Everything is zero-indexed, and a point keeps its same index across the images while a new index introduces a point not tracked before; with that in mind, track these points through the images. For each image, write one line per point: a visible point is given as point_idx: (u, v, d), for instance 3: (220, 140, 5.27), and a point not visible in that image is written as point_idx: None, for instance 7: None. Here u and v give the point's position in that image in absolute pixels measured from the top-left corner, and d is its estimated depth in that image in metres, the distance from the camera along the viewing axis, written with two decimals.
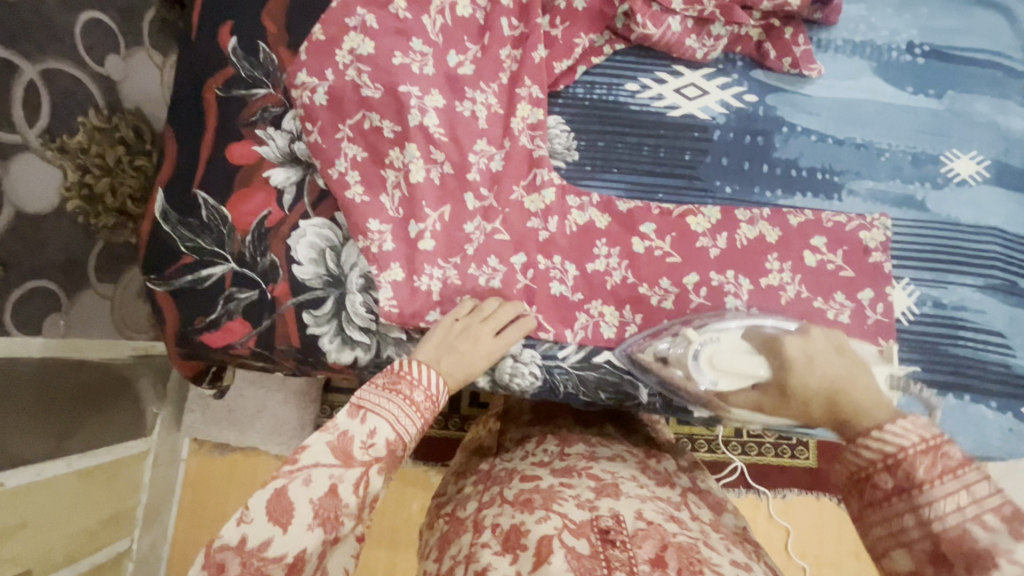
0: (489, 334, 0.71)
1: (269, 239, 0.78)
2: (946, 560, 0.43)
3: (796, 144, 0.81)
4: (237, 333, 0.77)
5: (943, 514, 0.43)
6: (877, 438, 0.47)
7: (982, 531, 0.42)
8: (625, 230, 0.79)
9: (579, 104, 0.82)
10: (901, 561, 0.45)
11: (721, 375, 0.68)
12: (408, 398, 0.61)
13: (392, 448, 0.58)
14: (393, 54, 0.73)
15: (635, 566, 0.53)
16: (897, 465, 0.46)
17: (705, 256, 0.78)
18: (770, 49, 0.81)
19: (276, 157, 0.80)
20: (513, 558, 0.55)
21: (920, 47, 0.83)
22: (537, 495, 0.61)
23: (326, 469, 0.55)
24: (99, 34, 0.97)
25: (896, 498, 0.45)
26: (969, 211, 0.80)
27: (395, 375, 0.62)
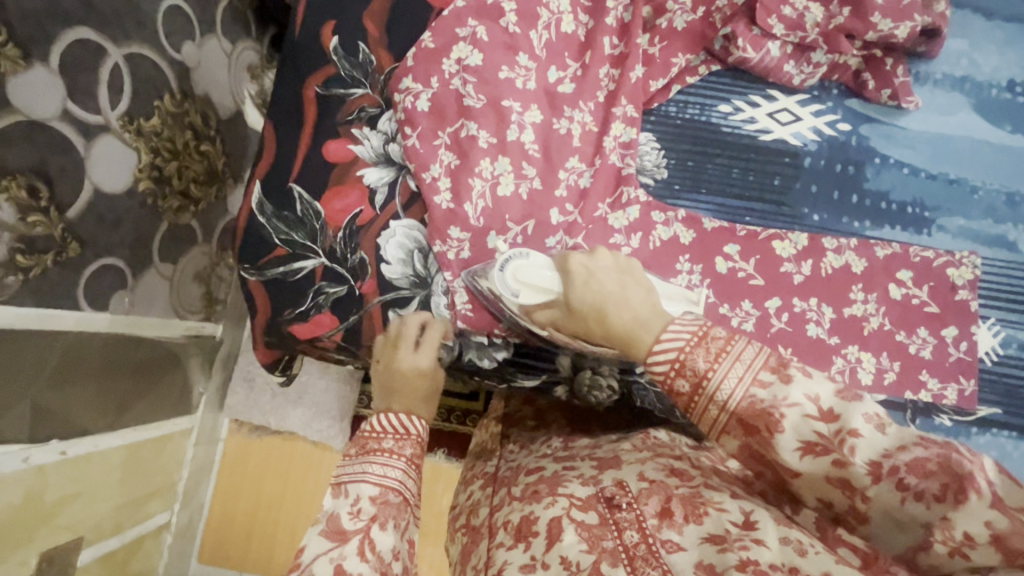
0: (408, 351, 0.72)
1: (360, 236, 0.80)
2: (753, 428, 0.42)
3: (887, 176, 0.81)
4: (325, 326, 0.79)
5: (729, 390, 0.43)
6: (660, 351, 0.46)
7: (761, 391, 0.43)
8: (711, 244, 0.80)
9: (671, 123, 0.82)
10: (730, 445, 0.44)
11: (521, 287, 0.70)
12: (381, 449, 0.59)
13: (383, 500, 0.56)
14: (500, 68, 0.74)
15: (643, 523, 0.48)
16: (683, 368, 0.45)
17: (791, 282, 0.79)
18: (869, 79, 0.81)
19: (371, 156, 0.82)
20: (527, 545, 0.52)
21: (1021, 86, 0.82)
22: (543, 486, 0.58)
23: (323, 555, 0.51)
24: (180, 25, 0.98)
25: (697, 396, 0.44)
26: None
27: (362, 441, 0.61)
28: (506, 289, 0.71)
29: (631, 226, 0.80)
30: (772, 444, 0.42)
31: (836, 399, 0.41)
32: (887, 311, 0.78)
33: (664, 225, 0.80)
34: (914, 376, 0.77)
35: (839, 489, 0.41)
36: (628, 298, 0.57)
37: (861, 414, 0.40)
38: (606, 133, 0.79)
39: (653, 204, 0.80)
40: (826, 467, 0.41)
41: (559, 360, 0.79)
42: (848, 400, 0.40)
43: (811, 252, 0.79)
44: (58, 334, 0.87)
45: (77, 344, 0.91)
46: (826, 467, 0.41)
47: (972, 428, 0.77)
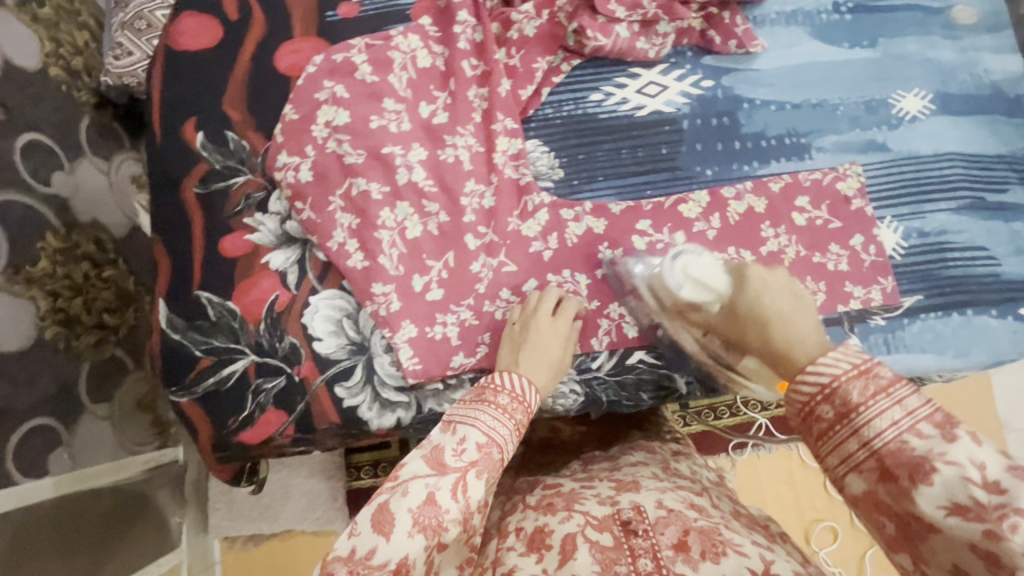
0: (546, 317, 0.75)
1: (283, 323, 0.78)
2: (891, 474, 0.41)
3: (759, 117, 0.86)
4: (274, 423, 0.75)
5: (881, 431, 0.42)
6: (813, 372, 0.46)
7: (916, 440, 0.40)
8: (627, 221, 0.82)
9: (552, 124, 0.84)
10: (855, 486, 0.43)
11: (685, 281, 0.73)
12: (495, 403, 0.63)
13: (486, 451, 0.59)
14: (369, 119, 0.74)
15: (658, 552, 0.56)
16: (833, 396, 0.44)
17: (705, 238, 0.82)
18: (714, 35, 0.85)
19: (271, 241, 0.80)
20: (540, 557, 0.58)
21: (845, 4, 0.89)
22: (558, 499, 0.65)
23: (422, 478, 0.55)
24: (44, 161, 0.91)
25: (839, 426, 0.44)
26: (926, 143, 0.86)
27: (482, 390, 0.66)
28: (670, 276, 0.74)
29: (546, 230, 0.81)
30: (913, 494, 0.40)
31: (1007, 472, 0.37)
32: (799, 237, 0.83)
33: (577, 222, 0.82)
34: (842, 291, 0.81)
35: (982, 562, 0.37)
36: (798, 326, 0.55)
37: None
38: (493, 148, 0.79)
39: (558, 202, 0.82)
40: (973, 534, 0.37)
41: None
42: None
43: (711, 205, 0.83)
44: (1, 516, 0.79)
45: (25, 520, 0.83)
46: (973, 535, 0.37)
47: (903, 320, 0.81)
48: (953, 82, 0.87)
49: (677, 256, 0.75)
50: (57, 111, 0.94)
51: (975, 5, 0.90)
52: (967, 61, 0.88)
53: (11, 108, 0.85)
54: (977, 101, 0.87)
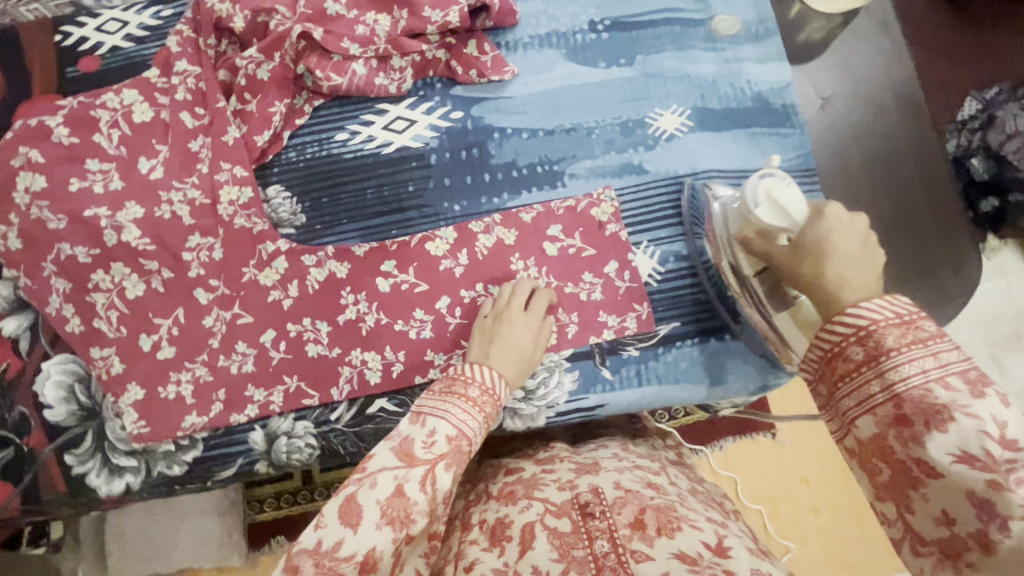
0: (518, 310, 0.73)
1: (13, 392, 0.76)
2: (907, 420, 0.43)
3: (510, 146, 0.83)
4: (0, 497, 0.74)
5: (908, 375, 0.43)
6: (852, 314, 0.46)
7: (943, 391, 0.42)
8: (372, 260, 0.79)
9: (295, 168, 0.82)
10: (867, 429, 0.45)
11: (764, 202, 0.62)
12: (464, 395, 0.59)
13: (456, 444, 0.55)
14: (69, 182, 0.74)
15: (615, 532, 0.54)
16: (868, 337, 0.45)
17: (452, 277, 0.79)
18: (455, 65, 0.83)
19: (2, 307, 0.78)
20: (501, 550, 0.56)
21: (601, 23, 0.87)
22: (519, 487, 0.63)
23: (390, 470, 0.52)
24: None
25: (866, 367, 0.45)
26: (685, 162, 0.82)
27: (451, 379, 0.61)
28: (751, 193, 0.62)
29: (283, 279, 0.78)
30: (927, 440, 0.42)
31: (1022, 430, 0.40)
32: (549, 270, 0.79)
33: (319, 267, 0.79)
34: (593, 322, 0.78)
35: (973, 509, 0.40)
36: (857, 268, 0.51)
37: None
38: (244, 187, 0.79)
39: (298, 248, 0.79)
40: (978, 482, 0.40)
41: (252, 437, 0.76)
42: None
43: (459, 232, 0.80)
44: None
45: None
46: (975, 483, 0.40)
47: (657, 349, 0.78)
48: (713, 97, 0.84)
49: (765, 175, 0.63)
50: None
51: (738, 14, 0.87)
52: (728, 72, 0.85)
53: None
54: (737, 115, 0.84)
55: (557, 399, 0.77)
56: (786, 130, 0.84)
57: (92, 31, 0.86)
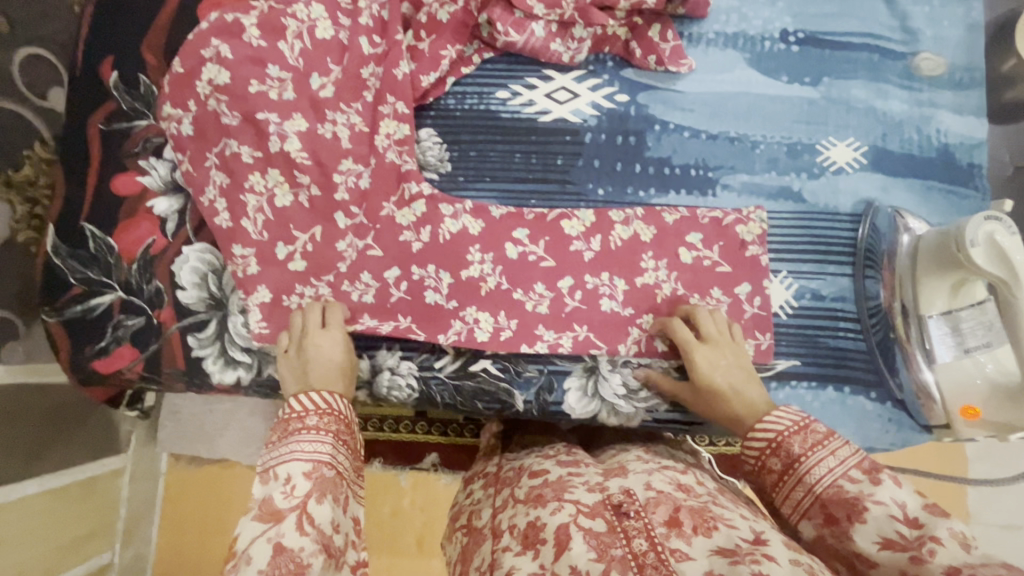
0: (316, 328, 0.73)
1: (154, 266, 0.81)
2: (834, 517, 0.50)
3: (668, 142, 0.81)
4: (126, 359, 0.79)
5: (820, 476, 0.52)
6: (762, 428, 0.58)
7: (851, 484, 0.50)
8: (505, 225, 0.79)
9: (451, 115, 0.82)
10: (807, 530, 0.52)
11: (979, 243, 0.62)
12: (303, 426, 0.60)
13: (318, 475, 0.57)
14: (249, 83, 0.76)
15: (651, 531, 0.50)
16: (780, 447, 0.56)
17: (580, 260, 0.78)
18: (635, 47, 0.81)
19: (158, 186, 0.83)
20: (536, 553, 0.52)
21: (794, 35, 0.82)
22: (548, 490, 0.58)
23: (260, 537, 0.52)
24: (45, 74, 0.88)
25: (786, 475, 0.54)
26: (848, 199, 0.78)
27: (284, 421, 0.62)
28: (972, 230, 0.62)
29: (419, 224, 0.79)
30: (852, 531, 0.48)
31: (923, 510, 0.46)
32: (680, 278, 0.77)
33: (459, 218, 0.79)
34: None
35: None
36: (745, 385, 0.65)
37: (944, 525, 0.44)
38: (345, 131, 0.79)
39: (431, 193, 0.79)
40: (902, 561, 0.44)
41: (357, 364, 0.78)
42: (935, 513, 0.46)
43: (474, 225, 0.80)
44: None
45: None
46: (903, 562, 0.44)
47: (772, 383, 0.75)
48: (895, 138, 0.79)
49: (991, 218, 0.63)
50: (65, 32, 0.91)
51: (944, 56, 0.81)
52: (918, 116, 0.80)
53: (14, 21, 0.82)
54: (915, 162, 0.79)
55: (656, 405, 0.76)
56: (965, 190, 0.78)
57: None
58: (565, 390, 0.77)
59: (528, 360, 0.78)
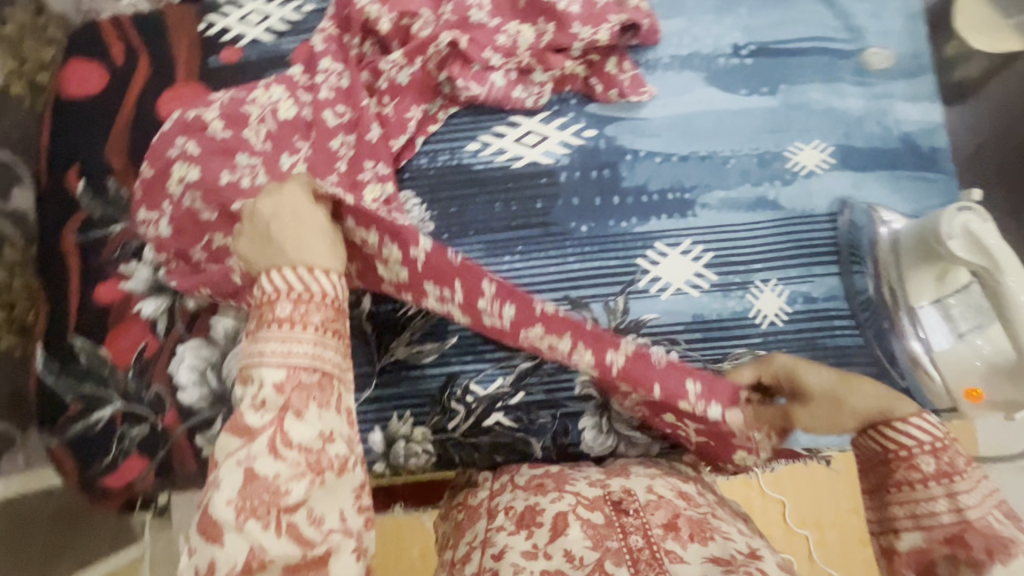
0: (261, 200, 0.60)
1: (149, 371, 0.80)
2: (967, 543, 0.52)
3: (642, 169, 0.82)
4: (136, 470, 0.78)
5: (971, 504, 0.52)
6: (903, 429, 0.56)
7: (987, 516, 0.52)
8: (506, 288, 0.67)
9: (426, 175, 0.82)
10: (907, 541, 0.55)
11: (954, 235, 0.64)
12: (278, 316, 0.53)
13: (308, 389, 0.52)
14: (220, 173, 0.75)
15: (649, 530, 0.55)
16: (942, 453, 0.55)
17: (572, 329, 0.73)
18: (595, 83, 0.83)
19: (142, 289, 0.82)
20: (529, 534, 0.58)
21: (745, 48, 0.84)
22: (549, 480, 0.65)
23: (232, 458, 0.50)
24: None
25: (934, 482, 0.54)
26: (822, 201, 0.80)
27: (261, 305, 0.55)
28: (947, 224, 0.64)
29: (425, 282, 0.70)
30: None
31: None
32: (697, 419, 0.66)
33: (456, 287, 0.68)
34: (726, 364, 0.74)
35: None
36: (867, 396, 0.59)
37: None
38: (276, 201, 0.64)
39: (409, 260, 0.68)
40: None
41: (371, 438, 0.78)
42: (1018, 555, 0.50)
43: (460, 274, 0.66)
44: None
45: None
46: None
47: None
48: (858, 135, 0.81)
49: (962, 208, 0.65)
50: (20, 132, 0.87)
51: (892, 48, 0.83)
52: (876, 109, 0.82)
53: None
54: (880, 155, 0.81)
55: None
56: (931, 174, 0.81)
57: (236, 23, 0.89)
58: (581, 430, 0.77)
59: (539, 406, 0.78)
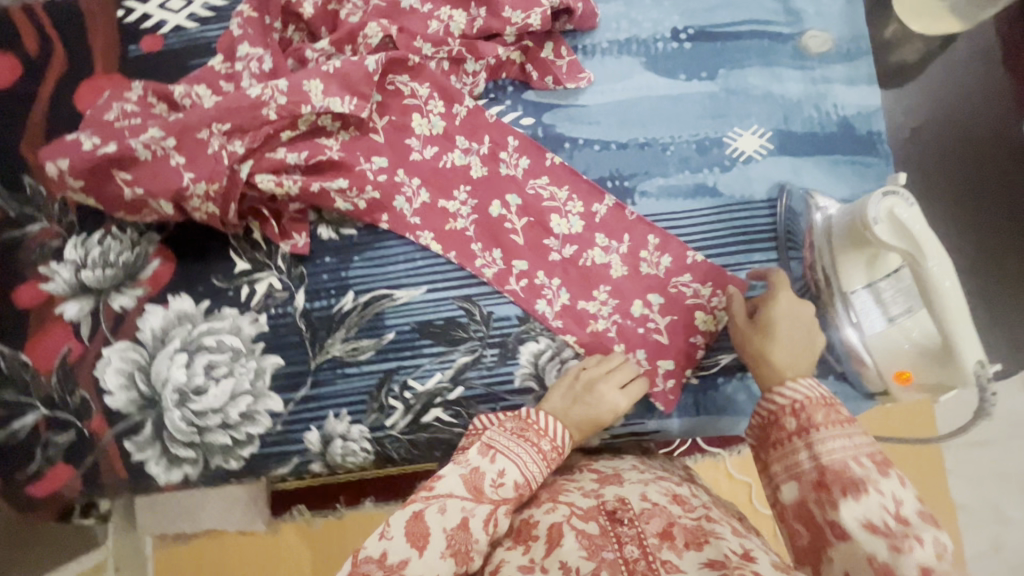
0: (614, 386, 0.70)
1: (74, 376, 0.77)
2: (828, 487, 0.49)
3: (581, 158, 0.81)
4: (62, 478, 0.76)
5: (833, 449, 0.50)
6: (790, 387, 0.55)
7: (858, 468, 0.48)
8: (484, 192, 0.80)
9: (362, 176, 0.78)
10: (789, 492, 0.52)
11: (884, 221, 0.63)
12: (536, 446, 0.62)
13: (521, 492, 0.58)
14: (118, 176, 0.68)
15: (644, 539, 0.51)
16: (801, 410, 0.53)
17: (545, 257, 0.79)
18: (531, 70, 0.81)
19: (64, 290, 0.78)
20: (526, 548, 0.55)
21: (684, 32, 0.82)
22: (543, 491, 0.62)
23: (458, 499, 0.56)
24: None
25: (795, 437, 0.52)
26: (762, 186, 0.80)
27: (523, 423, 0.64)
28: (874, 209, 0.64)
29: (420, 221, 0.79)
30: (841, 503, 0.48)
31: (918, 514, 0.46)
32: (660, 308, 0.77)
33: (449, 200, 0.79)
34: (688, 350, 0.76)
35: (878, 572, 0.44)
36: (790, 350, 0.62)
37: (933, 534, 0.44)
38: (282, 143, 0.74)
39: (396, 167, 0.79)
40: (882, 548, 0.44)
41: (308, 436, 0.76)
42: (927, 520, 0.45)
43: (490, 130, 0.80)
44: None
45: None
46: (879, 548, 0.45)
47: (717, 378, 0.77)
48: (796, 119, 0.81)
49: (888, 192, 0.64)
50: None
51: (831, 31, 0.83)
52: (815, 93, 0.81)
53: None
54: (819, 140, 0.81)
55: (613, 422, 0.76)
56: (870, 158, 0.80)
57: (155, 9, 0.85)
58: None
59: (478, 401, 0.77)
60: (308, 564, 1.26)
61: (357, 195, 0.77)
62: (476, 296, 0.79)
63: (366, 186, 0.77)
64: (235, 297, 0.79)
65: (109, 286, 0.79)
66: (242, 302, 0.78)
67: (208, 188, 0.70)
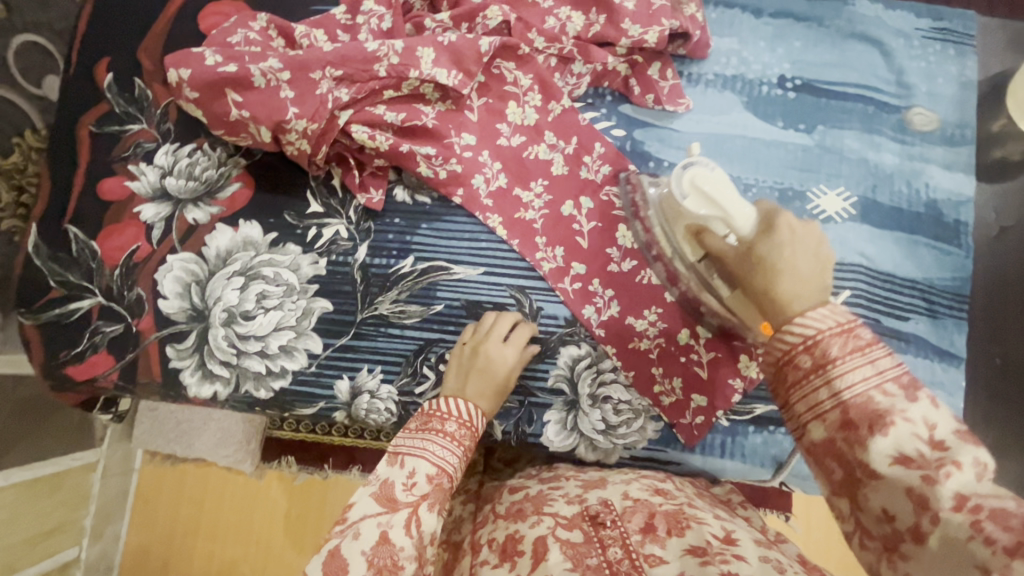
0: (496, 343, 0.72)
1: (136, 274, 0.80)
2: (854, 425, 0.38)
3: (661, 179, 0.81)
4: (101, 366, 0.78)
5: (852, 384, 0.39)
6: (800, 321, 0.41)
7: (882, 397, 0.38)
8: (560, 191, 0.81)
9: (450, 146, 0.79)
10: (815, 433, 0.40)
11: (691, 190, 0.65)
12: (441, 431, 0.62)
13: (436, 482, 0.58)
14: (227, 95, 0.71)
15: (627, 539, 0.52)
16: (815, 347, 0.40)
17: (605, 267, 0.79)
18: (634, 85, 0.82)
19: (147, 192, 0.82)
20: (512, 566, 0.54)
21: (791, 81, 0.83)
22: (528, 505, 0.61)
23: (372, 518, 0.55)
24: (39, 67, 0.86)
25: (814, 375, 0.40)
26: (837, 247, 0.78)
27: (426, 416, 0.63)
28: (678, 186, 0.66)
29: (492, 203, 0.80)
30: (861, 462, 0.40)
31: (953, 434, 0.37)
32: (706, 343, 0.77)
33: (525, 190, 0.81)
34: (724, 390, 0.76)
35: (910, 506, 0.36)
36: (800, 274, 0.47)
37: (971, 453, 0.35)
38: (382, 101, 0.77)
39: (483, 147, 0.80)
40: (913, 480, 0.36)
41: (338, 385, 0.77)
42: (965, 439, 0.36)
43: (581, 132, 0.81)
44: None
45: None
46: (911, 482, 0.36)
47: (749, 427, 0.76)
48: (884, 191, 0.80)
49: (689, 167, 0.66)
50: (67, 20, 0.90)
51: (938, 112, 0.82)
52: (909, 169, 0.81)
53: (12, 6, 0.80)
54: (903, 216, 0.80)
55: (635, 443, 0.76)
56: (949, 246, 0.79)
57: None
58: (544, 423, 0.76)
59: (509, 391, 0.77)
60: (281, 511, 1.21)
61: (441, 165, 0.79)
62: (529, 288, 0.79)
63: (452, 158, 0.79)
64: (302, 236, 0.81)
65: (187, 197, 0.82)
66: (307, 242, 0.81)
67: (307, 127, 0.73)
